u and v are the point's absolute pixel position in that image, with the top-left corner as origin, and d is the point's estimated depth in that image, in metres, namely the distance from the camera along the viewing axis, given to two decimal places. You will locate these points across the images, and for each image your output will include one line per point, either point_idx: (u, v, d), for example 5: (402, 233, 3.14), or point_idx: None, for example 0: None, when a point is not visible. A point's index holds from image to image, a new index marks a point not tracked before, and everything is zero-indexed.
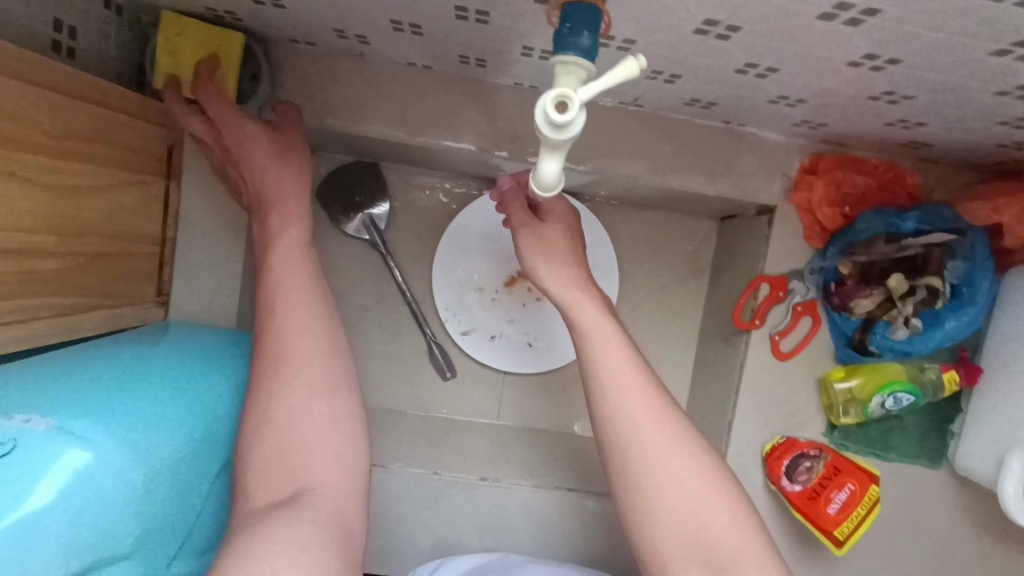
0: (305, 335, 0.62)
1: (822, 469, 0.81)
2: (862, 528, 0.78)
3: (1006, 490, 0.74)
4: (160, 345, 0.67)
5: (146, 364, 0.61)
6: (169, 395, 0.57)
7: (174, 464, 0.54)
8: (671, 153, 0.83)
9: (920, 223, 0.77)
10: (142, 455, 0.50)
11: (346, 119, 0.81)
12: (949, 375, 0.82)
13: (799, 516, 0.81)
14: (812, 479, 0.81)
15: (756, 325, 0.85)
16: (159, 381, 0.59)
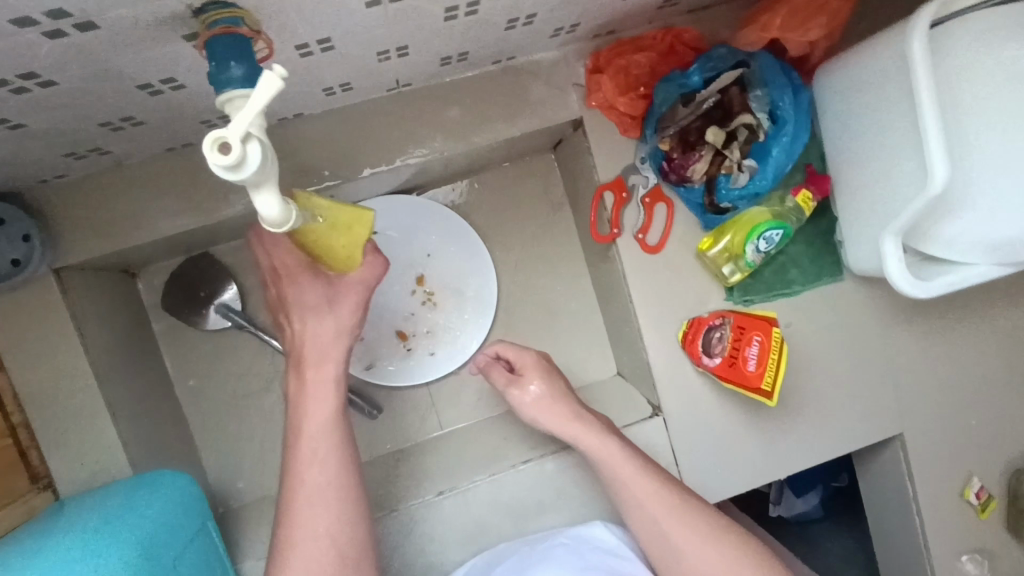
0: (328, 475, 0.68)
1: (731, 333, 0.82)
2: (784, 370, 0.78)
3: (890, 271, 0.76)
4: (46, 529, 0.64)
5: (29, 551, 0.58)
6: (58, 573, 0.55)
7: None
8: (461, 115, 0.81)
9: (704, 72, 0.78)
10: None
11: (133, 230, 0.76)
12: (802, 195, 0.83)
13: (729, 384, 0.82)
14: (727, 346, 0.82)
15: (617, 233, 0.86)
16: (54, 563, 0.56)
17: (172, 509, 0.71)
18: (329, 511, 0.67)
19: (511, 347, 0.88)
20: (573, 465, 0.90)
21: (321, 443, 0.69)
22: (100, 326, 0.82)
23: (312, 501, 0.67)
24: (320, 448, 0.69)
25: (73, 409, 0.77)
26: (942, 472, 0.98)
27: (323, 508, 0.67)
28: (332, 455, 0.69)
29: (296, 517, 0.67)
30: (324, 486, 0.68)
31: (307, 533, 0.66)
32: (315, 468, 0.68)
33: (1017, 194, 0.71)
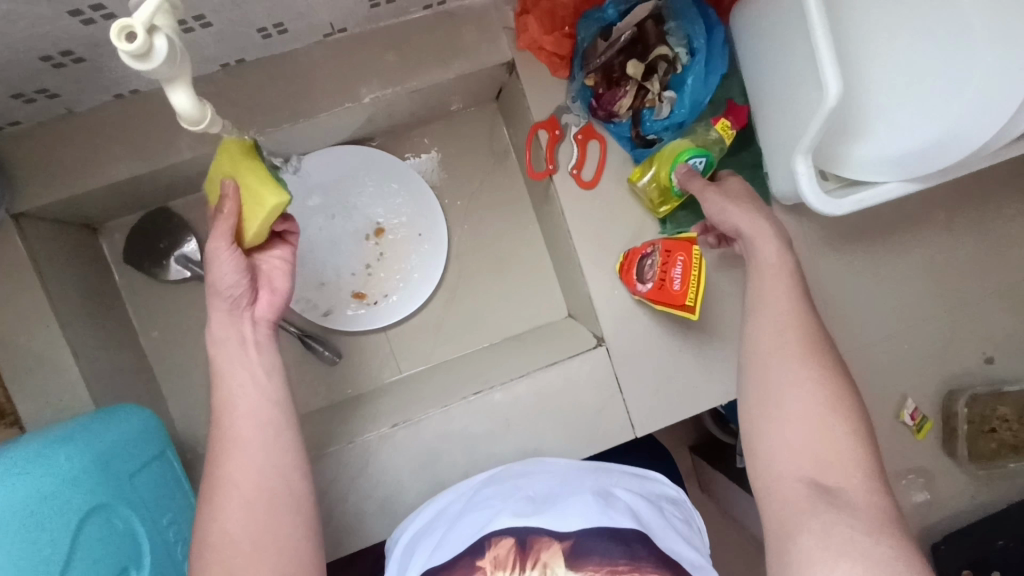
0: (258, 458, 0.68)
1: (659, 258, 0.87)
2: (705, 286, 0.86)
3: (803, 190, 0.80)
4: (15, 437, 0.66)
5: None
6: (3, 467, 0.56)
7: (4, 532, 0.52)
8: (397, 59, 0.85)
9: (619, 6, 0.83)
10: None
11: (84, 175, 0.81)
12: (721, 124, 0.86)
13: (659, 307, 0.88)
14: (656, 272, 0.87)
15: (552, 169, 0.90)
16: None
17: (132, 432, 0.73)
18: (258, 479, 0.67)
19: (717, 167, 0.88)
20: (520, 396, 0.94)
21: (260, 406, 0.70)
22: (61, 272, 0.86)
23: (242, 459, 0.67)
24: (256, 403, 0.70)
25: (35, 347, 0.80)
26: (877, 396, 1.04)
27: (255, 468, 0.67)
28: (269, 420, 0.70)
29: (228, 456, 0.67)
30: (250, 466, 0.67)
31: (237, 486, 0.66)
32: (249, 425, 0.69)
33: (913, 152, 0.76)
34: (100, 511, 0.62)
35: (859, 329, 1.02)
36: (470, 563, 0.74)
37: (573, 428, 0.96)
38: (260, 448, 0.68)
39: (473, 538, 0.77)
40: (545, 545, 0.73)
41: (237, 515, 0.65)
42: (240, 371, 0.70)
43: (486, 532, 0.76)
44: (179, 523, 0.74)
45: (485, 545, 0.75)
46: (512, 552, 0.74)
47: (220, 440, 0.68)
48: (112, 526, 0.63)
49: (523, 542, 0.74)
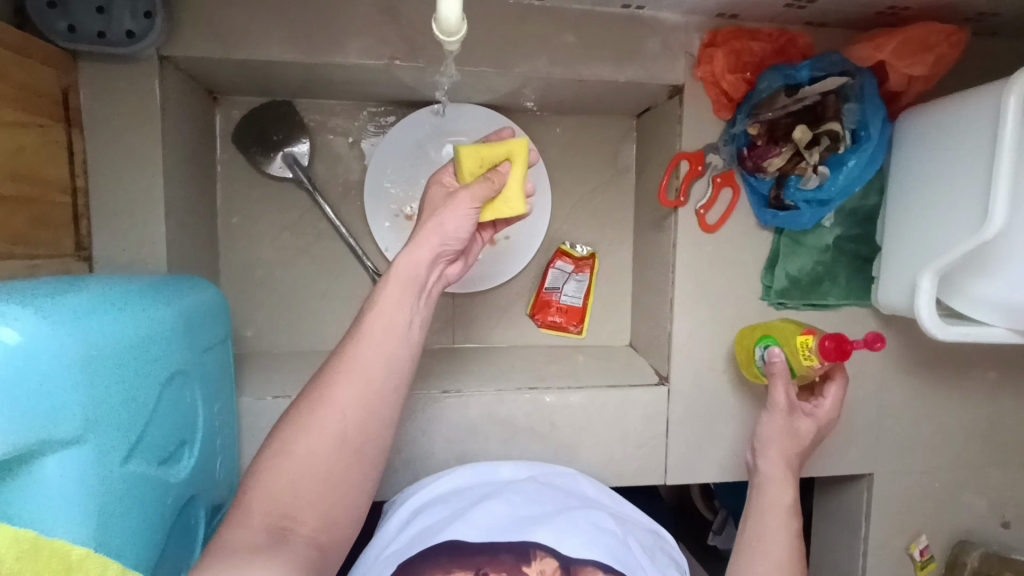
0: (353, 398, 0.64)
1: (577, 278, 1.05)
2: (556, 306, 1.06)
3: (920, 303, 0.81)
4: (84, 279, 0.61)
5: (75, 283, 0.55)
6: (112, 303, 0.52)
7: (120, 362, 0.49)
8: (578, 45, 0.85)
9: (813, 70, 0.81)
10: (92, 346, 0.46)
11: (244, 43, 0.78)
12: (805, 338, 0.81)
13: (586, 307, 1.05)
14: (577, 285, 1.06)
15: (681, 202, 0.90)
16: (114, 294, 0.54)
17: (211, 309, 0.71)
18: (336, 450, 0.62)
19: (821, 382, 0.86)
20: (574, 405, 0.93)
21: (376, 366, 0.65)
22: (179, 130, 0.83)
23: (329, 425, 0.62)
24: (375, 359, 0.66)
25: (133, 194, 0.77)
26: (895, 522, 1.05)
27: (337, 442, 0.62)
28: (376, 390, 0.65)
29: (338, 380, 0.64)
30: (348, 412, 0.63)
31: (313, 449, 0.61)
32: (350, 390, 0.64)
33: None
34: (179, 376, 0.59)
35: (899, 453, 1.03)
36: (514, 562, 0.77)
37: (611, 452, 0.95)
38: (373, 382, 0.65)
39: (519, 536, 0.79)
40: (591, 574, 0.77)
41: (309, 450, 0.61)
42: (385, 286, 0.68)
43: (529, 540, 0.78)
44: (221, 415, 0.72)
45: (529, 555, 0.77)
46: (556, 572, 0.77)
47: (316, 391, 0.64)
48: (185, 394, 0.60)
49: (568, 566, 0.77)
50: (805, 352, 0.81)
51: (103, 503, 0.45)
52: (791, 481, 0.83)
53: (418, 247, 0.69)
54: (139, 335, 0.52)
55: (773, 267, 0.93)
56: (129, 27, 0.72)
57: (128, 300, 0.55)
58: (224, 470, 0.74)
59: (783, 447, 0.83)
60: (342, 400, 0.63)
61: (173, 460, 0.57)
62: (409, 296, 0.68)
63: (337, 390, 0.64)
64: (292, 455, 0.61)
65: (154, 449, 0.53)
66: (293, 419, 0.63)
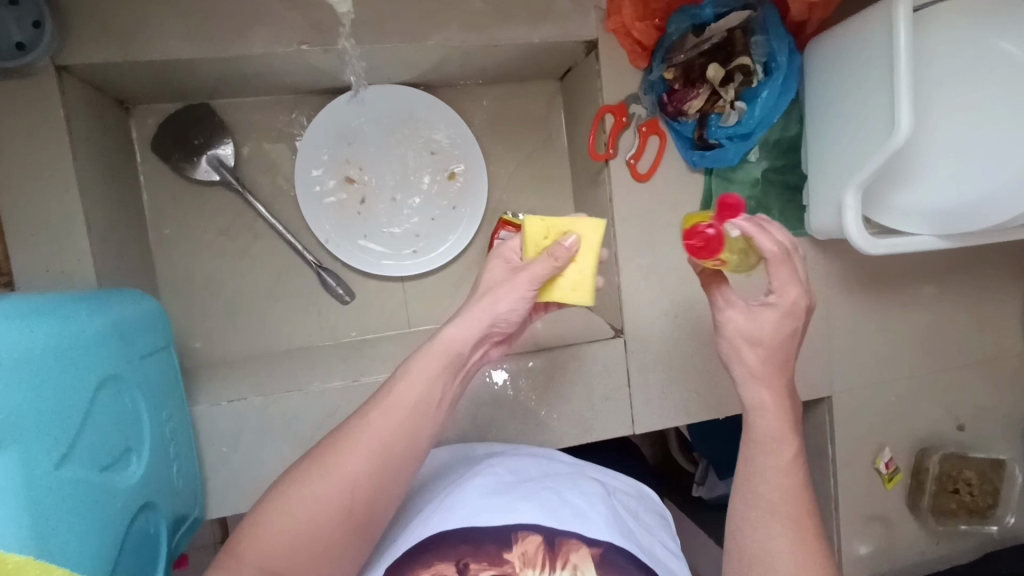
0: (362, 466, 0.62)
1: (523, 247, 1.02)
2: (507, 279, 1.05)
3: (847, 221, 0.84)
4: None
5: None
6: (25, 307, 0.51)
7: (43, 366, 0.47)
8: (487, 10, 0.85)
9: (717, 8, 0.83)
10: (8, 347, 0.44)
11: (144, 45, 0.76)
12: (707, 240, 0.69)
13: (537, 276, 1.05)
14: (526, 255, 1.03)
15: (612, 154, 0.91)
16: (29, 303, 0.52)
17: (143, 314, 0.69)
18: (337, 514, 0.61)
19: (779, 278, 0.65)
20: (534, 370, 0.93)
21: (394, 436, 0.64)
22: (90, 142, 0.80)
23: (331, 490, 0.61)
24: (394, 425, 0.64)
25: (49, 211, 0.74)
26: (858, 440, 1.08)
27: (341, 505, 0.61)
28: (390, 455, 0.63)
29: (356, 444, 0.63)
30: (355, 479, 0.62)
31: (313, 515, 0.60)
32: (364, 461, 0.62)
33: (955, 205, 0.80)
34: (114, 381, 0.58)
35: (854, 373, 1.06)
36: (496, 551, 0.69)
37: (577, 411, 0.96)
38: (390, 440, 0.64)
39: (495, 522, 0.71)
40: (575, 547, 0.70)
41: (309, 516, 0.60)
42: (410, 358, 0.68)
43: (511, 523, 0.71)
44: (171, 422, 0.70)
45: (510, 540, 0.70)
46: (540, 549, 0.69)
47: (327, 463, 0.62)
48: (123, 400, 0.59)
49: (551, 540, 0.70)
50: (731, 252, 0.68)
51: (39, 511, 0.44)
52: (791, 407, 0.65)
53: (465, 324, 0.67)
54: (62, 338, 0.51)
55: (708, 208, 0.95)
56: (17, 38, 0.70)
57: (44, 306, 0.53)
58: (183, 480, 0.73)
59: (757, 356, 0.65)
60: (351, 468, 0.62)
61: (117, 466, 0.55)
62: (435, 374, 0.66)
63: (353, 453, 0.62)
64: (293, 509, 0.60)
65: (93, 454, 0.52)
66: (294, 485, 0.62)
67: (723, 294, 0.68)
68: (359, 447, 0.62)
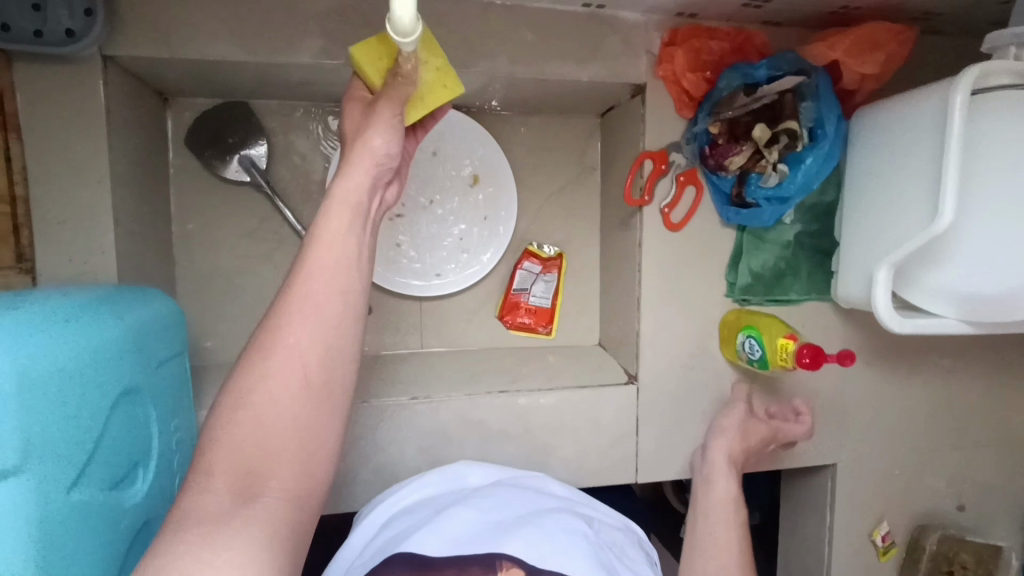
0: (308, 343, 0.53)
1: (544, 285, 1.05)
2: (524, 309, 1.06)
3: (876, 297, 0.83)
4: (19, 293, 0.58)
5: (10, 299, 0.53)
6: (52, 321, 0.50)
7: (65, 388, 0.47)
8: (540, 45, 0.84)
9: (770, 70, 0.83)
10: (34, 370, 0.44)
11: (191, 43, 0.75)
12: (784, 341, 0.84)
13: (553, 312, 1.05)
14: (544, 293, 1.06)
15: (646, 200, 0.90)
16: (50, 310, 0.51)
17: (163, 321, 0.68)
18: (301, 387, 0.52)
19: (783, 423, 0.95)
20: (545, 409, 0.92)
21: (325, 297, 0.54)
22: (126, 133, 0.79)
23: (278, 370, 0.52)
24: (320, 289, 0.54)
25: (78, 201, 0.74)
26: (858, 511, 1.07)
27: (297, 387, 0.52)
28: (327, 320, 0.54)
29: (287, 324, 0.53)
30: (301, 358, 0.52)
31: (269, 414, 0.51)
32: (310, 336, 0.53)
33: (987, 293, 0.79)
34: (130, 396, 0.57)
35: (861, 443, 1.05)
36: None
37: (582, 453, 0.94)
38: (337, 305, 0.54)
39: (480, 548, 0.71)
40: None
41: (274, 412, 0.51)
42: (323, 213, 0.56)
43: (496, 550, 0.71)
44: (180, 431, 0.70)
45: (495, 566, 0.70)
46: None
47: (262, 346, 0.53)
48: (136, 414, 0.58)
49: None
50: (782, 353, 0.84)
51: (48, 539, 0.44)
52: (735, 474, 0.89)
53: (355, 172, 0.58)
54: (85, 357, 0.50)
55: (736, 264, 0.94)
56: (68, 25, 0.69)
57: (70, 318, 0.52)
58: None
59: (733, 441, 0.90)
60: (296, 342, 0.53)
61: (124, 483, 0.55)
62: (350, 229, 0.56)
63: (286, 334, 0.53)
64: (256, 410, 0.50)
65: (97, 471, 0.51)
66: (235, 389, 0.52)
67: (734, 413, 0.94)
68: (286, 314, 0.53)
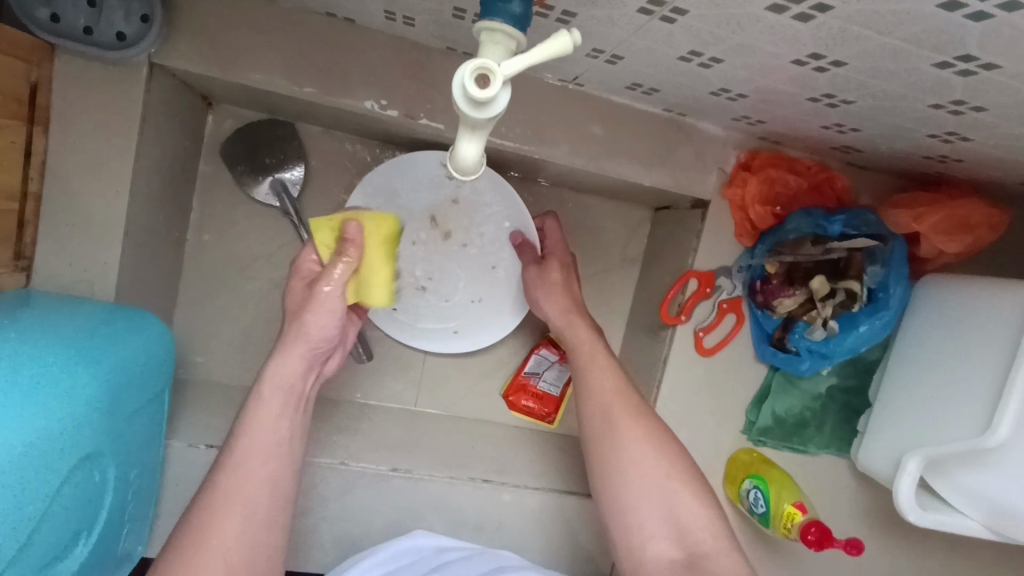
0: (261, 487, 0.61)
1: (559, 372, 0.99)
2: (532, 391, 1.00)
3: (900, 487, 0.77)
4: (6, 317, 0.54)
5: None
6: (14, 387, 0.47)
7: (7, 475, 0.45)
8: (609, 140, 0.78)
9: (846, 227, 0.77)
10: None
11: (246, 68, 0.71)
12: (793, 510, 0.80)
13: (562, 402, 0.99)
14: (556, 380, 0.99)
15: (682, 320, 0.84)
16: (6, 371, 0.47)
17: (150, 363, 0.64)
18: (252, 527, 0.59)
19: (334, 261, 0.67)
20: (528, 509, 0.86)
21: (272, 437, 0.63)
22: (158, 141, 0.74)
23: (232, 516, 0.59)
24: (268, 433, 0.63)
25: (92, 206, 0.69)
26: None
27: (247, 522, 0.59)
28: (276, 451, 0.63)
29: (243, 462, 0.61)
30: (252, 495, 0.60)
31: (234, 545, 0.58)
32: (243, 514, 0.59)
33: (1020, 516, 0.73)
34: (89, 460, 0.55)
35: None
36: None
37: (556, 560, 0.89)
38: (280, 443, 0.64)
39: None
40: None
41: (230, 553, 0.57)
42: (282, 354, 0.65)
43: None
44: (141, 475, 0.66)
45: None
46: None
47: (206, 510, 0.59)
48: (92, 477, 0.56)
49: None
50: (787, 523, 0.80)
51: None
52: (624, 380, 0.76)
53: (289, 359, 0.65)
54: (39, 434, 0.48)
55: (760, 403, 0.89)
56: (120, 29, 0.64)
57: (37, 381, 0.49)
58: (135, 528, 0.69)
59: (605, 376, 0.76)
60: (250, 482, 0.61)
61: (61, 553, 0.53)
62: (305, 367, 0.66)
63: (242, 474, 0.61)
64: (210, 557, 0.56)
65: (26, 549, 0.48)
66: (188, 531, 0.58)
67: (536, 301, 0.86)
68: (239, 455, 0.61)
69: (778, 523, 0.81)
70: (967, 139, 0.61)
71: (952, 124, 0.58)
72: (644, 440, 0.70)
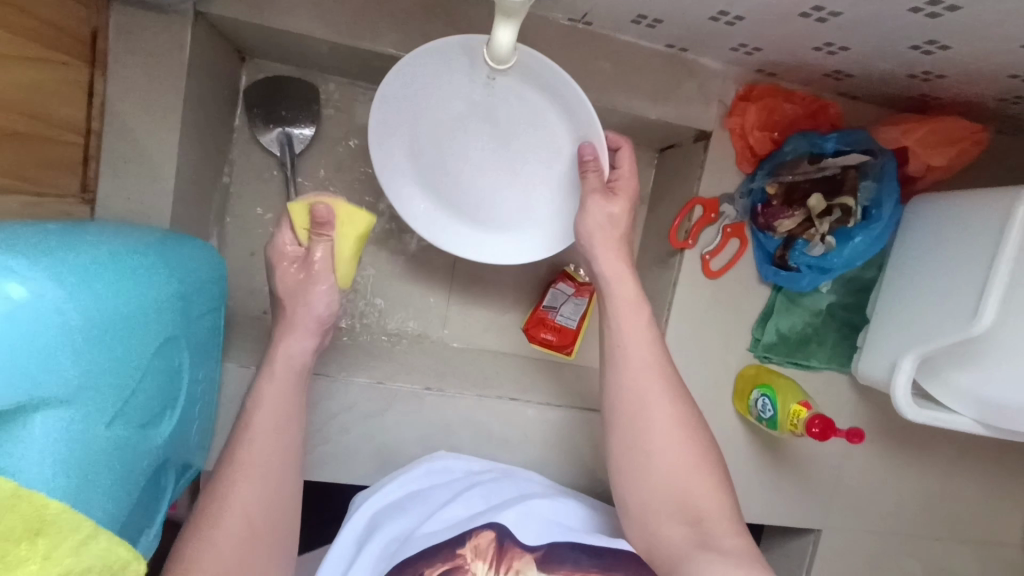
0: (276, 456, 0.69)
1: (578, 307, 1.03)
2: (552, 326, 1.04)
3: (897, 384, 0.83)
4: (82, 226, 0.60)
5: (77, 231, 0.55)
6: (111, 261, 0.53)
7: (113, 328, 0.50)
8: (617, 76, 0.85)
9: (839, 144, 0.84)
10: (91, 309, 0.47)
11: (282, 14, 0.77)
12: (797, 408, 0.86)
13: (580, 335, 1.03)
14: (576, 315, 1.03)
15: (689, 244, 0.91)
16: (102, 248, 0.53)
17: (206, 272, 0.70)
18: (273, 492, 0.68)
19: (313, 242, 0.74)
20: (551, 425, 0.93)
21: (281, 410, 0.71)
22: (201, 86, 0.81)
23: (253, 485, 0.67)
24: (277, 401, 0.72)
25: (146, 144, 0.76)
26: None
27: (266, 491, 0.68)
28: (291, 416, 0.72)
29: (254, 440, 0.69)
30: (267, 463, 0.69)
31: (255, 507, 0.67)
32: (260, 485, 0.68)
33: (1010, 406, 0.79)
34: (169, 344, 0.60)
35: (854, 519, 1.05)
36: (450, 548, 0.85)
37: (578, 475, 0.96)
38: (291, 412, 0.72)
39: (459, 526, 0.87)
40: (517, 554, 0.87)
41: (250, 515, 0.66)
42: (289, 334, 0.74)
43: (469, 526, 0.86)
44: (203, 382, 0.72)
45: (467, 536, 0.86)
46: (490, 544, 0.86)
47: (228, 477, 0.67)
48: (171, 361, 0.61)
49: (501, 542, 0.87)
50: (793, 419, 0.86)
51: (80, 468, 0.46)
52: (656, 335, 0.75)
53: (297, 337, 0.74)
54: (134, 302, 0.53)
55: (765, 322, 0.95)
56: None
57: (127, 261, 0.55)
58: (198, 434, 0.74)
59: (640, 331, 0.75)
60: (263, 454, 0.69)
61: (151, 424, 0.58)
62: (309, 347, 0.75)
63: (254, 449, 0.69)
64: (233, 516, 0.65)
65: (128, 405, 0.53)
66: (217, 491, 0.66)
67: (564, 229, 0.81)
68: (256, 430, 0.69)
69: (785, 422, 0.87)
70: (945, 48, 0.68)
71: (930, 31, 0.65)
72: (675, 411, 0.72)
